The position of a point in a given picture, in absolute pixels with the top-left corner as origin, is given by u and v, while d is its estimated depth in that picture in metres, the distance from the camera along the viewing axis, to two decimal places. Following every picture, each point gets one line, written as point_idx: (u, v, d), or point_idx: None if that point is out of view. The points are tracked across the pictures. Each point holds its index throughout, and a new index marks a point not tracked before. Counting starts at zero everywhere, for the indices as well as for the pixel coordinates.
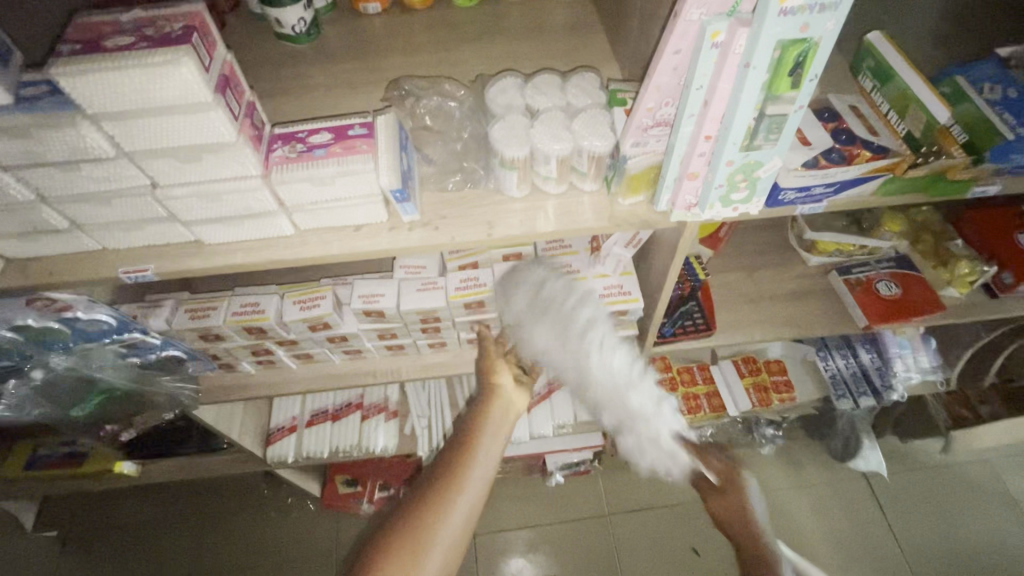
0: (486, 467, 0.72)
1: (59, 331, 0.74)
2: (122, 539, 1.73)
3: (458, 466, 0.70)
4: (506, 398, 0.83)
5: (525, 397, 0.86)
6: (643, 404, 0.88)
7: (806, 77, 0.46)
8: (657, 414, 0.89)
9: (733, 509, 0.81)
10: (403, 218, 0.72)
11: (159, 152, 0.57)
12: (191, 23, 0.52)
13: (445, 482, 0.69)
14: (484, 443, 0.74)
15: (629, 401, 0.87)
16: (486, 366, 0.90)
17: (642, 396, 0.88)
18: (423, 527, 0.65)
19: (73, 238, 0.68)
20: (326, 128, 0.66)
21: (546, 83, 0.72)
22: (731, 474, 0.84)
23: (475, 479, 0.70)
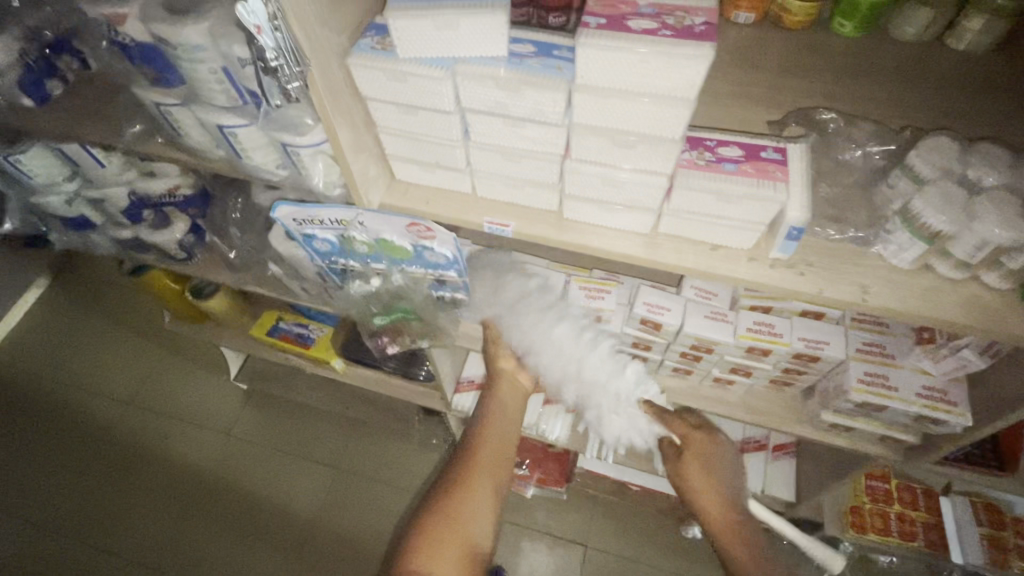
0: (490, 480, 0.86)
1: (407, 252, 0.81)
2: (291, 416, 2.02)
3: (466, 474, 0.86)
4: (513, 388, 0.99)
5: (526, 378, 1.01)
6: (598, 372, 0.93)
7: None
8: (617, 378, 0.96)
9: (698, 471, 0.92)
10: (772, 254, 0.67)
11: (603, 131, 0.58)
12: (712, 20, 0.51)
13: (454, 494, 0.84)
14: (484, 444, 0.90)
15: (585, 370, 0.93)
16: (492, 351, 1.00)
17: (597, 367, 0.93)
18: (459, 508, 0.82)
19: (460, 178, 0.73)
20: (738, 144, 0.64)
21: (992, 154, 0.62)
22: (690, 439, 0.95)
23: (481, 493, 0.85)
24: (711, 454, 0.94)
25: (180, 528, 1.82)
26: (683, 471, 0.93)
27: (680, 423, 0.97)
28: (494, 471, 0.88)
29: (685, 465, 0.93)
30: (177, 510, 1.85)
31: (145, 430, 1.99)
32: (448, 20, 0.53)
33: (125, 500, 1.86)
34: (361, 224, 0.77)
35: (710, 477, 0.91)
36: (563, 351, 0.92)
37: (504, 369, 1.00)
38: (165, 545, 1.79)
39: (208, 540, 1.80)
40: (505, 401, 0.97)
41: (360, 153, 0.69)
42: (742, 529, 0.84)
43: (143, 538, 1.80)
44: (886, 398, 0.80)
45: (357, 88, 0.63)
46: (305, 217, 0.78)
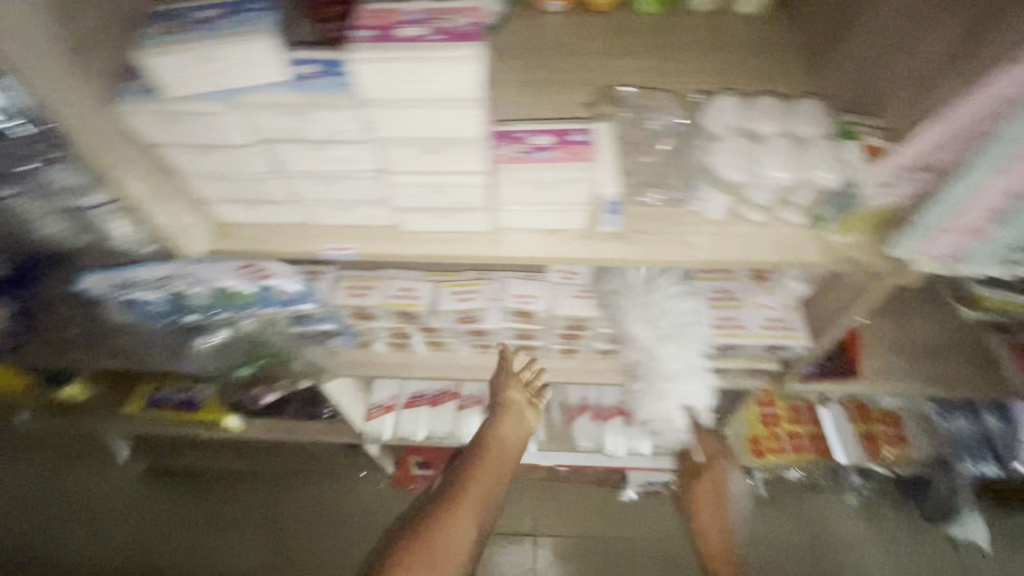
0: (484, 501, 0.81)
1: (250, 296, 0.76)
2: (200, 486, 1.84)
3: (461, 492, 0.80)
4: (515, 424, 0.94)
5: (533, 417, 0.97)
6: (669, 361, 0.89)
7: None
8: (676, 377, 0.90)
9: (708, 492, 1.00)
10: (601, 228, 0.70)
11: (407, 141, 0.58)
12: (478, 19, 0.52)
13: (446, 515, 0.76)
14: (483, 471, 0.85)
15: (655, 355, 0.89)
16: (501, 381, 0.98)
17: (678, 356, 0.89)
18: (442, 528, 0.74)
19: (287, 209, 0.70)
20: (547, 131, 0.66)
21: (768, 106, 0.69)
22: (715, 460, 1.00)
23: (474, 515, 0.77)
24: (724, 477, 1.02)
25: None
26: (699, 489, 1.01)
27: (710, 445, 1.01)
28: (490, 492, 0.83)
29: (699, 484, 1.01)
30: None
31: (38, 543, 1.77)
32: (204, 53, 0.50)
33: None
34: (188, 277, 0.71)
35: (720, 498, 1.00)
36: (648, 323, 0.88)
37: (515, 400, 0.96)
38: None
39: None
40: (506, 436, 0.93)
41: (163, 203, 0.63)
42: (733, 553, 0.96)
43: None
44: (738, 337, 0.88)
45: (136, 135, 0.57)
46: (118, 281, 0.70)
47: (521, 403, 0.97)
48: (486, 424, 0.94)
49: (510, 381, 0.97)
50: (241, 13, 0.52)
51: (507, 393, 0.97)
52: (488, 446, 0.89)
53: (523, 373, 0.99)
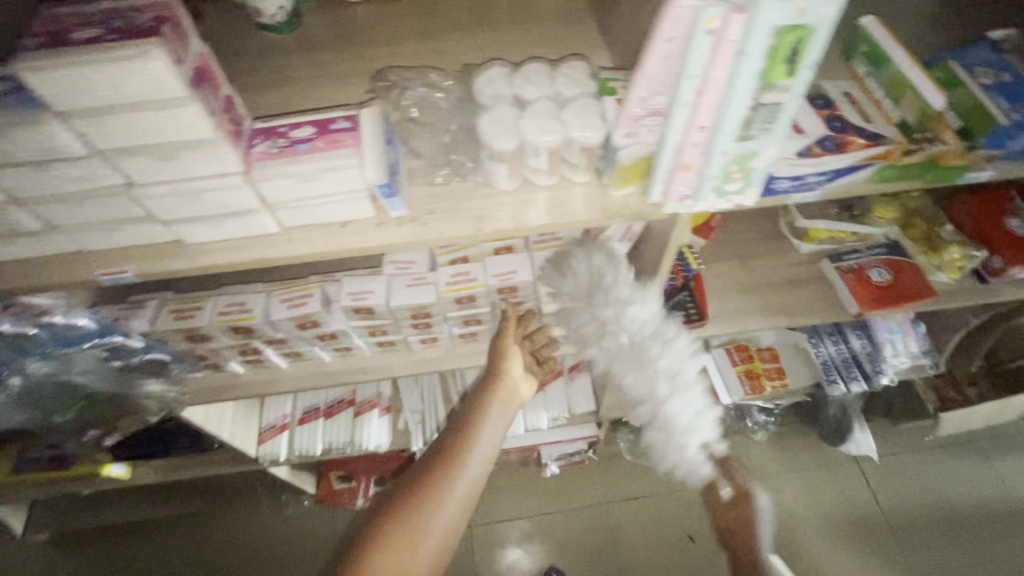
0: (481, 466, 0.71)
1: (34, 337, 0.73)
2: (116, 541, 1.75)
3: (456, 456, 0.70)
4: (510, 389, 0.84)
5: (530, 386, 0.89)
6: (679, 412, 0.83)
7: (804, 64, 0.46)
8: (691, 427, 0.84)
9: (739, 526, 0.86)
10: (391, 214, 0.70)
11: (133, 150, 0.55)
12: (159, 14, 0.50)
13: (434, 483, 0.67)
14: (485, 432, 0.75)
15: (665, 406, 0.82)
16: (500, 346, 0.91)
17: (683, 401, 0.83)
18: (427, 503, 0.66)
19: (48, 239, 0.65)
20: (308, 123, 0.64)
21: (535, 71, 0.69)
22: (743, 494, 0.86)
23: (467, 479, 0.69)
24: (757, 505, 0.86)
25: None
26: (728, 519, 0.87)
27: (737, 475, 0.88)
28: (490, 453, 0.74)
29: (730, 515, 0.86)
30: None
31: None
32: None
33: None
34: None
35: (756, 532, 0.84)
36: (656, 379, 0.83)
37: (511, 367, 0.88)
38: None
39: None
40: (505, 395, 0.83)
41: None
42: None
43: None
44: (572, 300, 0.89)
45: None
46: None
47: (517, 371, 0.88)
48: (485, 384, 0.85)
49: (507, 345, 0.91)
50: None
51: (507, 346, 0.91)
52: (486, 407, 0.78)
53: (524, 323, 0.96)
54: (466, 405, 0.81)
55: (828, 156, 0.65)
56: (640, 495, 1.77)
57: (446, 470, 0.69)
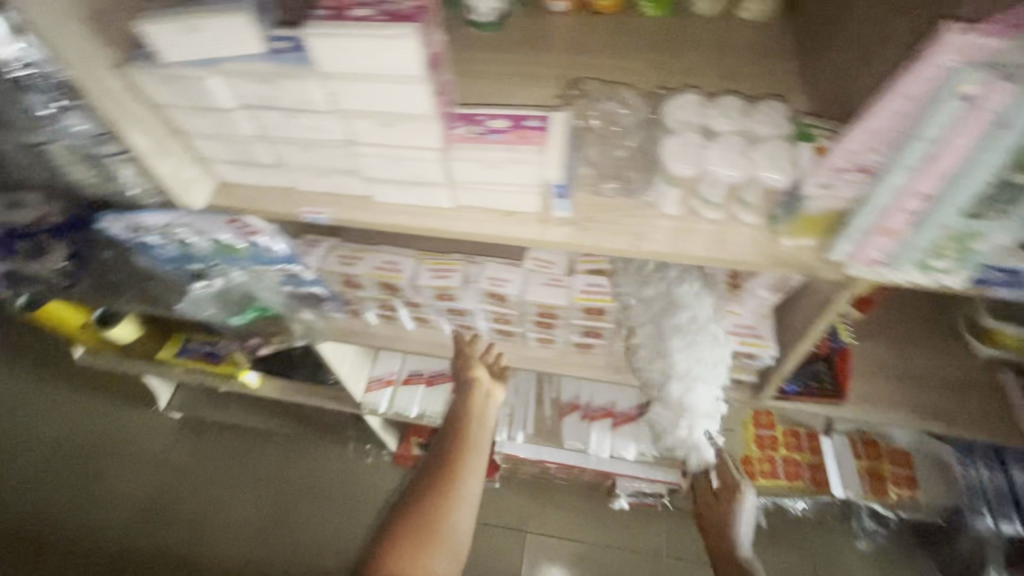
0: (476, 462, 0.91)
1: (242, 251, 0.85)
2: (227, 439, 2.03)
3: (456, 459, 0.89)
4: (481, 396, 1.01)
5: (502, 388, 1.05)
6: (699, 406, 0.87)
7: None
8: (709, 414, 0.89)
9: (722, 512, 1.03)
10: (555, 213, 0.73)
11: (364, 113, 0.64)
12: (422, 2, 0.56)
13: (445, 480, 0.86)
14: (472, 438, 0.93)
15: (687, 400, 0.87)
16: (462, 363, 1.05)
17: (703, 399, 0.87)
18: (437, 515, 0.82)
19: (274, 173, 0.78)
20: (505, 115, 0.70)
21: (729, 105, 0.69)
22: (728, 490, 1.04)
23: (467, 478, 0.87)
24: (738, 504, 1.02)
25: (128, 557, 1.84)
26: (714, 512, 1.04)
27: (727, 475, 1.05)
28: (481, 454, 0.92)
29: (717, 507, 1.04)
30: (123, 543, 1.86)
31: (83, 466, 1.99)
32: (190, 23, 0.57)
33: (69, 533, 1.88)
34: (189, 226, 0.81)
35: (731, 524, 1.02)
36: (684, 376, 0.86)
37: (478, 375, 1.04)
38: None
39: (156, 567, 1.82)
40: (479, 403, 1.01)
41: (167, 157, 0.73)
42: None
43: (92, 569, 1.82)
44: (703, 339, 0.87)
45: (144, 94, 0.67)
46: (132, 224, 0.80)
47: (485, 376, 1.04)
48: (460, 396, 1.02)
49: (468, 363, 1.05)
50: None
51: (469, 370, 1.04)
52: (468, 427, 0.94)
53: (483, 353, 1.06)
54: (448, 419, 0.99)
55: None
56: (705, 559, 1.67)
57: (446, 487, 0.86)
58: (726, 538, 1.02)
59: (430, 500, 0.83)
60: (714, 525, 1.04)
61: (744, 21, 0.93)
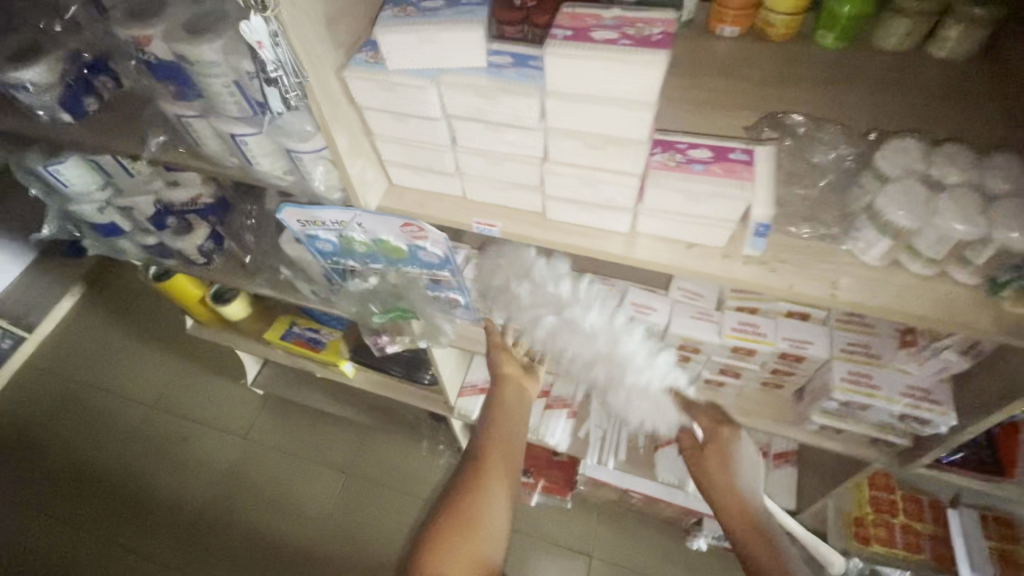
0: (506, 467, 0.88)
1: (403, 252, 0.86)
2: (307, 420, 2.10)
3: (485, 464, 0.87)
4: (511, 389, 0.98)
5: (533, 382, 1.01)
6: (632, 355, 0.93)
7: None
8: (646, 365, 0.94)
9: (718, 455, 0.90)
10: (744, 251, 0.70)
11: (573, 133, 0.63)
12: (668, 30, 0.56)
13: (472, 488, 0.84)
14: (504, 440, 0.91)
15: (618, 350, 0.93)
16: (494, 359, 1.00)
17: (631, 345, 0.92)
18: (466, 526, 0.80)
19: (450, 181, 0.78)
20: (707, 145, 0.67)
21: (955, 154, 0.64)
22: (716, 432, 0.92)
23: (496, 486, 0.85)
24: (732, 447, 0.90)
25: (206, 521, 1.92)
26: (704, 461, 0.90)
27: (705, 417, 0.95)
28: (512, 460, 0.90)
29: (704, 457, 0.90)
30: (203, 507, 1.95)
31: (172, 428, 2.11)
32: (430, 35, 0.58)
33: (156, 489, 1.99)
34: (359, 225, 0.82)
35: (732, 471, 0.88)
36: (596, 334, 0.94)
37: (509, 371, 0.99)
38: (190, 539, 1.89)
39: (231, 535, 1.89)
40: (516, 399, 0.98)
41: (358, 157, 0.75)
42: (761, 526, 0.81)
43: (173, 527, 1.92)
44: (868, 397, 0.81)
45: (354, 97, 0.69)
46: (308, 218, 0.83)
47: (517, 372, 0.99)
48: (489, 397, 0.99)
49: (501, 352, 1.00)
50: (462, 6, 0.60)
51: (502, 368, 1.00)
52: (495, 431, 0.91)
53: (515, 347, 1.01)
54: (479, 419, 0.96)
55: None
56: None
57: (471, 495, 0.83)
58: (728, 485, 0.86)
59: (460, 510, 0.81)
60: (708, 477, 0.88)
61: (936, 57, 0.86)
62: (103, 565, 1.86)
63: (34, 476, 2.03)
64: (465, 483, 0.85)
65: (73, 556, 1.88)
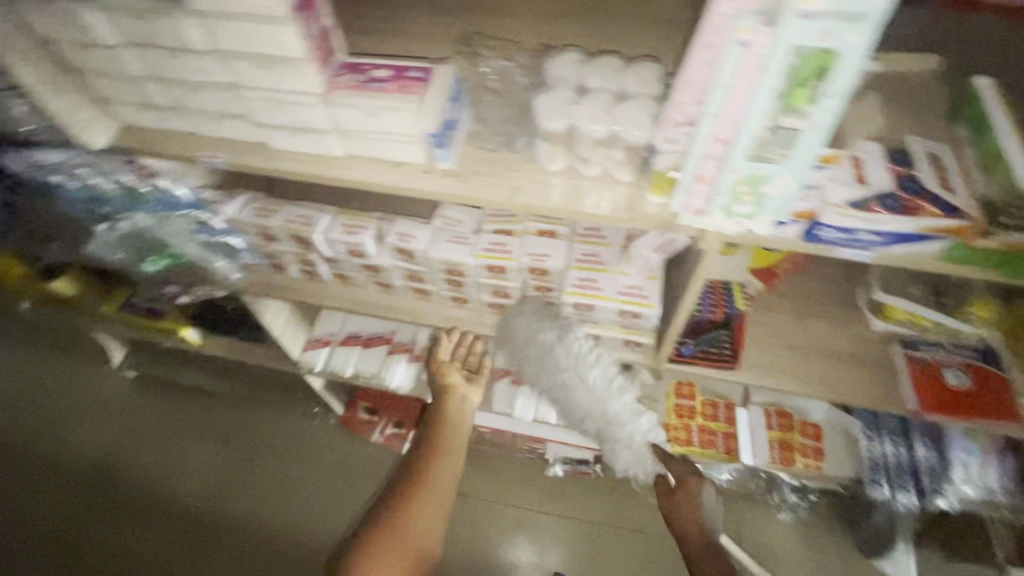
0: (450, 471, 0.94)
1: (147, 195, 0.92)
2: (180, 397, 2.02)
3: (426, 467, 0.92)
4: (456, 403, 1.05)
5: (475, 393, 1.09)
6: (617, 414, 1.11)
7: (822, 92, 0.45)
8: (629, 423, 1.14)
9: (688, 507, 1.04)
10: (439, 164, 0.75)
11: (241, 54, 0.65)
12: None
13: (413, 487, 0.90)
14: (444, 448, 0.96)
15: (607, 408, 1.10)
16: (438, 366, 1.10)
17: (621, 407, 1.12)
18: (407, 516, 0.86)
19: (172, 116, 0.79)
20: (389, 66, 0.72)
21: (606, 64, 0.71)
22: (687, 485, 1.06)
23: (433, 493, 0.90)
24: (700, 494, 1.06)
25: (71, 525, 1.82)
26: (675, 508, 1.05)
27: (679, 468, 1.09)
28: (452, 467, 0.95)
29: (675, 503, 1.05)
30: (68, 510, 1.84)
31: (33, 430, 1.98)
32: None
33: (15, 497, 1.87)
34: (91, 166, 0.86)
35: (698, 512, 1.03)
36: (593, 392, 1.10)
37: (454, 382, 1.08)
38: (60, 541, 1.80)
39: (100, 536, 1.80)
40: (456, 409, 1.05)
41: (59, 93, 0.75)
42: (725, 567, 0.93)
43: (36, 535, 1.81)
44: (595, 298, 0.90)
45: (29, 27, 0.68)
46: (36, 161, 0.85)
47: (460, 385, 1.08)
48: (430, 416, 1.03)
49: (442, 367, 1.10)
50: None
51: (445, 376, 1.08)
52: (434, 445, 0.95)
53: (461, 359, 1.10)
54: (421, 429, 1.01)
55: (859, 210, 0.61)
56: (638, 525, 1.74)
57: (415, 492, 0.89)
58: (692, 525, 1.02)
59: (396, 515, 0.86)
60: (678, 520, 1.04)
61: None
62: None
63: None
64: (409, 484, 0.90)
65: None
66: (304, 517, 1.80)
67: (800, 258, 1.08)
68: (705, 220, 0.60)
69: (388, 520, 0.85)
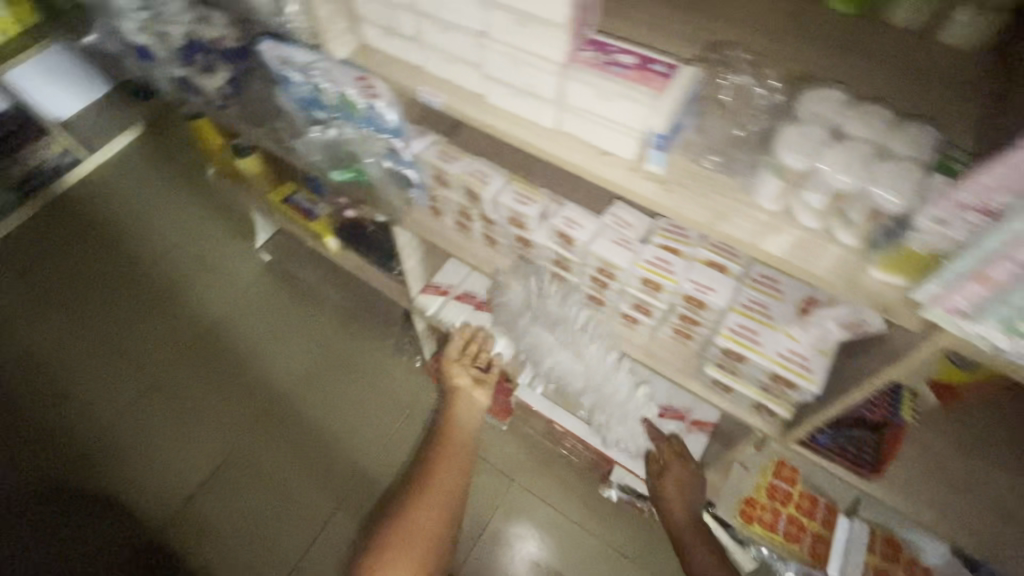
0: (459, 466, 1.25)
1: (359, 112, 0.92)
2: (294, 294, 2.18)
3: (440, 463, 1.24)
4: (464, 401, 1.39)
5: (480, 394, 1.40)
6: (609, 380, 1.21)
7: None
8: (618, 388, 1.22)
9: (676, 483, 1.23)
10: (647, 166, 0.72)
11: (503, 6, 0.66)
12: None
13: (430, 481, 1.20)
14: (456, 448, 1.28)
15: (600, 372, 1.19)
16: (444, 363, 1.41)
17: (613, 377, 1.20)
18: (428, 501, 1.16)
19: (409, 47, 0.83)
20: (635, 54, 0.69)
21: (873, 113, 0.63)
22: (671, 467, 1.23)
23: (447, 485, 1.20)
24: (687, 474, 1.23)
25: (175, 370, 2.02)
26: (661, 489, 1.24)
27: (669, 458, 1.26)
28: (461, 462, 1.26)
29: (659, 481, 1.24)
30: (176, 355, 2.05)
31: (170, 277, 2.21)
32: None
33: (139, 325, 2.10)
34: (323, 72, 0.90)
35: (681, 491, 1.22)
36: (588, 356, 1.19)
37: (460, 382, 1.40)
38: (162, 380, 2.00)
39: (194, 388, 1.99)
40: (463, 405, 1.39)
41: (326, 0, 0.81)
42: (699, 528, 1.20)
43: (143, 364, 2.03)
44: (749, 351, 0.83)
45: None
46: (285, 57, 0.92)
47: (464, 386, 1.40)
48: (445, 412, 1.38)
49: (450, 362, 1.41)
50: None
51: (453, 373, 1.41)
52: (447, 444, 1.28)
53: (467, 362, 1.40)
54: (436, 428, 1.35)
55: None
56: None
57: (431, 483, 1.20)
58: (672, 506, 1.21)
59: (417, 503, 1.16)
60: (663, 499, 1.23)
61: None
62: (76, 378, 2.00)
63: (46, 284, 2.18)
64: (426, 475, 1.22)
65: (54, 362, 2.02)
66: (361, 445, 1.89)
67: (995, 388, 0.92)
68: (963, 323, 0.55)
69: (410, 505, 1.15)
